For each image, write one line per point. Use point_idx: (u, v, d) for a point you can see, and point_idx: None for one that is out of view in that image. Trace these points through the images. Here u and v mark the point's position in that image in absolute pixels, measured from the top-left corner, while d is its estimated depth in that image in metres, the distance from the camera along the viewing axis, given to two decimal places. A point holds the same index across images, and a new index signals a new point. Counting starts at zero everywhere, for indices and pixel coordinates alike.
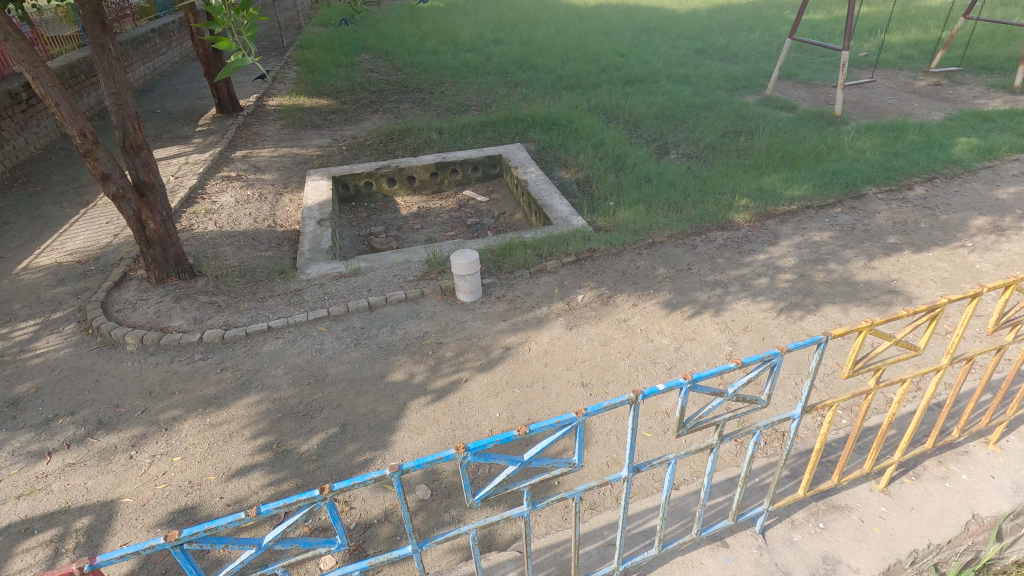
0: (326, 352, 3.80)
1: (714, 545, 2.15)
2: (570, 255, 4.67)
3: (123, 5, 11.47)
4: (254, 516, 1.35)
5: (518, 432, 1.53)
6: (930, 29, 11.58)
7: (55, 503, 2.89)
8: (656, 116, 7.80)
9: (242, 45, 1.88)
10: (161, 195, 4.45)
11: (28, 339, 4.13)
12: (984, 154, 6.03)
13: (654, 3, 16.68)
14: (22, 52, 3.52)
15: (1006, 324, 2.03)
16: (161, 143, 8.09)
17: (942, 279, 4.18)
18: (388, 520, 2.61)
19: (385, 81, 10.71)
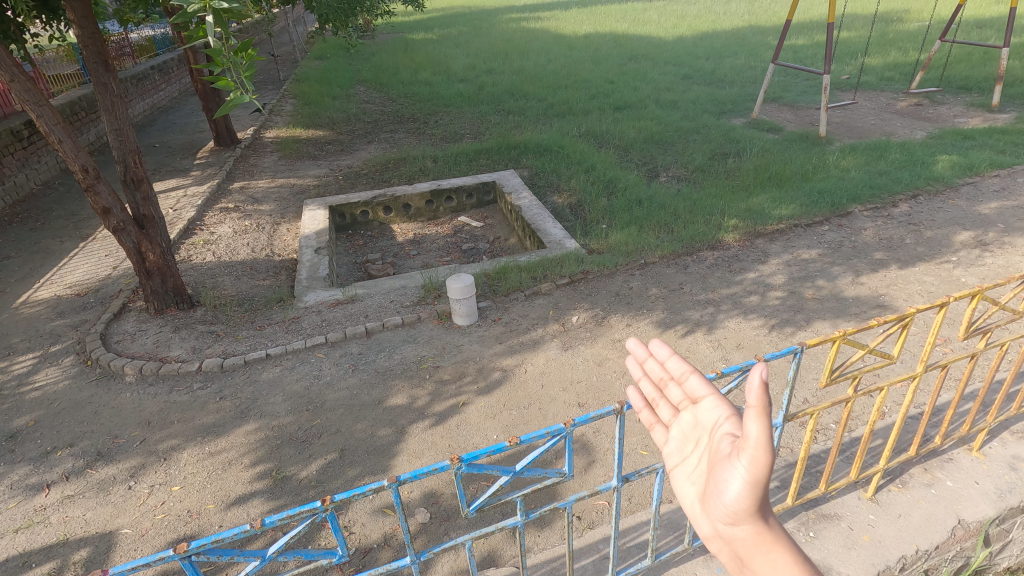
0: (324, 378, 3.85)
1: (707, 556, 2.21)
2: (564, 277, 4.77)
3: (122, 44, 11.78)
4: (259, 528, 1.40)
5: (509, 443, 1.59)
6: (909, 52, 11.96)
7: (54, 535, 2.90)
8: (646, 140, 8.00)
9: (240, 83, 1.96)
10: (161, 228, 4.54)
11: (27, 373, 4.16)
12: (965, 171, 6.19)
13: (641, 31, 17.15)
14: (28, 92, 3.62)
15: (976, 331, 2.10)
16: (160, 177, 8.24)
17: (930, 293, 4.27)
18: (388, 544, 2.63)
19: (380, 112, 10.96)
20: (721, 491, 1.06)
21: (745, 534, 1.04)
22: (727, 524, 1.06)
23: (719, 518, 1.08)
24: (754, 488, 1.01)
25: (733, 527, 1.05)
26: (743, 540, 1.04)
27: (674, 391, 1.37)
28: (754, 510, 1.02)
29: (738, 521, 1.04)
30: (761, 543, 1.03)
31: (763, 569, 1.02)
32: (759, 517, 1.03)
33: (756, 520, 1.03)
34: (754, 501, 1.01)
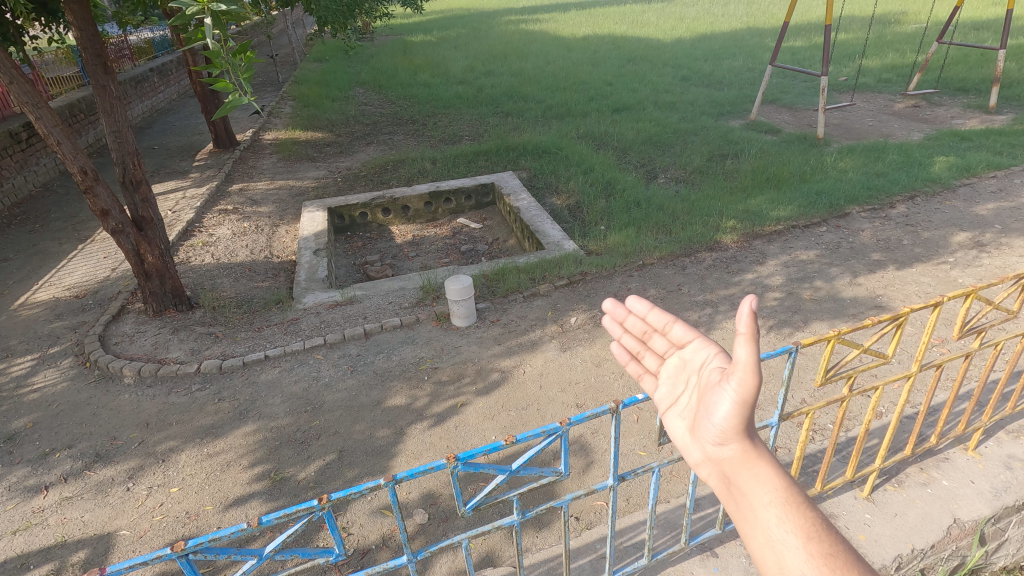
0: (323, 380, 3.85)
1: (704, 556, 2.22)
2: (562, 278, 4.78)
3: (122, 46, 11.80)
4: (256, 526, 1.41)
5: (505, 442, 1.59)
6: (906, 54, 12.00)
7: (52, 537, 2.90)
8: (644, 142, 8.02)
9: (239, 86, 1.97)
10: (160, 229, 4.55)
11: (26, 374, 4.16)
12: (962, 172, 6.21)
13: (639, 33, 17.19)
14: (27, 95, 3.63)
15: (969, 331, 2.10)
16: (158, 179, 8.25)
17: (927, 293, 4.29)
18: (386, 545, 2.63)
19: (379, 114, 10.98)
20: (711, 414, 1.16)
21: (733, 455, 1.12)
22: (716, 447, 1.15)
23: (709, 442, 1.17)
24: (740, 408, 1.11)
25: (722, 450, 1.14)
26: (731, 460, 1.13)
27: (658, 341, 1.51)
28: (741, 430, 1.12)
29: (728, 442, 1.13)
30: (746, 460, 1.11)
31: (750, 487, 1.09)
32: (747, 438, 1.13)
33: (742, 440, 1.12)
34: (740, 421, 1.12)
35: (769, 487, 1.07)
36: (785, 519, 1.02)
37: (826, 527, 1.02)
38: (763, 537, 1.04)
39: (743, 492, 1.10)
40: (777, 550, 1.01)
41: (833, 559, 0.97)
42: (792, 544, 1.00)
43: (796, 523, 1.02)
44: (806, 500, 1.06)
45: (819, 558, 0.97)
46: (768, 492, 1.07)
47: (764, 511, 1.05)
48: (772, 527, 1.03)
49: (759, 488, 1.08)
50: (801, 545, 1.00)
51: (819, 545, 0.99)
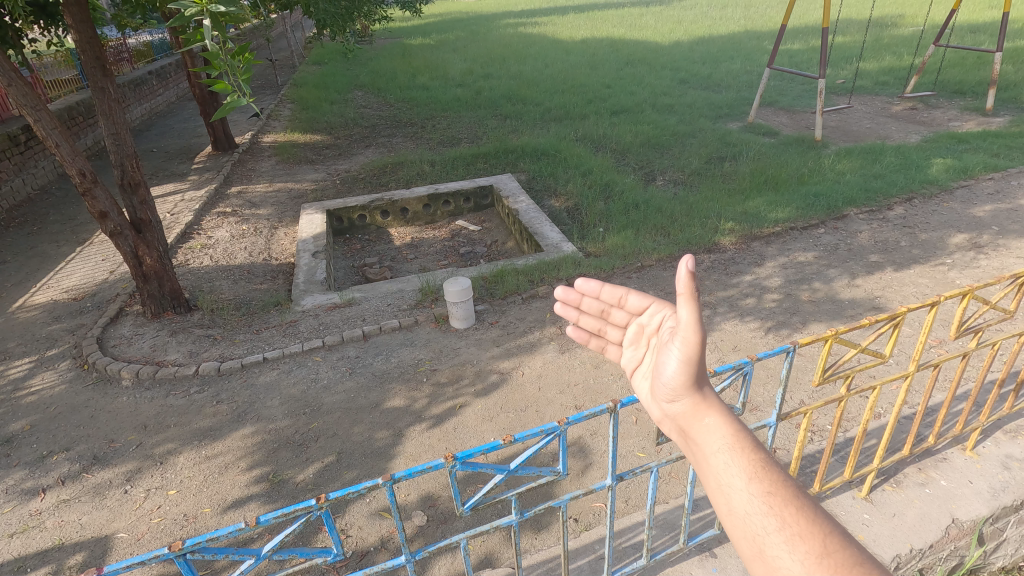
0: (321, 382, 3.85)
1: (702, 556, 2.21)
2: (561, 280, 4.79)
3: (121, 50, 11.82)
4: (254, 526, 1.40)
5: (503, 441, 1.59)
6: (903, 57, 12.05)
7: (49, 540, 2.89)
8: (643, 144, 8.04)
9: (237, 87, 1.97)
10: (158, 232, 4.56)
11: (23, 377, 4.15)
12: (959, 174, 6.23)
13: (637, 36, 17.24)
14: (25, 97, 3.63)
15: (967, 331, 2.10)
16: (157, 182, 8.25)
17: (925, 295, 4.30)
18: (385, 547, 2.62)
19: (378, 117, 11.00)
20: (662, 371, 1.19)
21: (685, 409, 1.14)
22: (670, 403, 1.17)
23: (663, 399, 1.19)
24: (689, 363, 1.13)
25: (675, 406, 1.16)
26: (683, 413, 1.14)
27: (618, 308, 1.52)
28: (689, 382, 1.14)
29: (680, 397, 1.15)
30: (697, 413, 1.13)
31: (701, 437, 1.10)
32: (698, 390, 1.14)
33: (693, 393, 1.14)
34: (689, 373, 1.14)
35: (719, 435, 1.08)
36: (733, 463, 1.03)
37: (772, 467, 1.02)
38: (714, 483, 1.04)
39: (697, 443, 1.11)
40: (724, 492, 1.02)
41: (776, 496, 0.98)
42: (737, 485, 1.00)
43: (742, 465, 1.02)
44: (756, 444, 1.06)
45: (762, 495, 0.98)
46: (719, 440, 1.07)
47: (715, 459, 1.05)
48: (720, 472, 1.04)
49: (710, 437, 1.09)
50: (747, 486, 1.00)
51: (762, 484, 0.99)
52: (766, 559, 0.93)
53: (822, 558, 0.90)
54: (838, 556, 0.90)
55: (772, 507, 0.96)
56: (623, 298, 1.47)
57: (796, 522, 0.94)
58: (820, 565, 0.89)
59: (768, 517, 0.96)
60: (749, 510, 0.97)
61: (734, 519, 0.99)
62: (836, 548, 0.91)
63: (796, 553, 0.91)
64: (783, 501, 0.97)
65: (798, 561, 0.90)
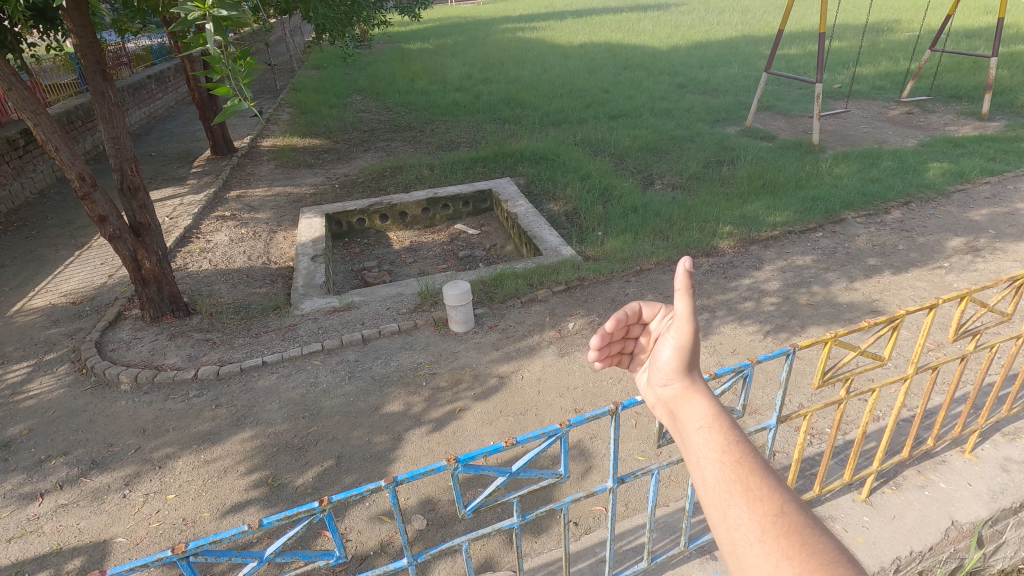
0: (320, 386, 3.84)
1: (703, 559, 2.22)
2: (559, 284, 4.79)
3: (120, 54, 11.83)
4: (256, 528, 1.40)
5: (505, 444, 1.59)
6: (899, 62, 12.13)
7: (47, 545, 2.88)
8: (641, 148, 8.07)
9: (239, 91, 1.98)
10: (158, 236, 4.56)
11: (21, 381, 4.14)
12: (956, 178, 6.26)
13: (635, 41, 17.32)
14: (25, 102, 3.63)
15: (965, 334, 2.11)
16: (156, 185, 8.25)
17: (922, 298, 4.32)
18: (385, 551, 2.62)
19: (377, 121, 11.02)
20: (659, 356, 1.19)
21: (674, 390, 1.15)
22: (663, 386, 1.17)
23: (656, 383, 1.19)
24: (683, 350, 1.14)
25: (665, 387, 1.17)
26: (672, 394, 1.15)
27: None
28: (682, 365, 1.15)
29: (672, 379, 1.16)
30: (686, 395, 1.12)
31: (684, 414, 1.10)
32: (690, 375, 1.15)
33: (683, 376, 1.15)
34: (683, 357, 1.14)
35: (700, 412, 1.08)
36: (709, 436, 1.03)
37: (745, 444, 1.01)
38: (691, 457, 1.04)
39: (679, 420, 1.11)
40: (695, 461, 1.01)
41: (745, 466, 0.97)
42: (709, 456, 1.00)
43: (717, 439, 1.02)
44: (734, 424, 1.05)
45: (731, 464, 0.97)
46: (699, 417, 1.07)
47: (693, 433, 1.05)
48: (695, 444, 1.04)
49: (692, 413, 1.09)
50: (718, 458, 0.99)
51: (734, 454, 0.99)
52: (725, 521, 0.92)
53: (777, 521, 0.89)
54: (792, 522, 0.90)
55: (739, 476, 0.96)
56: (638, 310, 1.40)
57: (759, 490, 0.93)
58: (774, 526, 0.89)
59: (732, 481, 0.95)
60: (717, 477, 0.97)
61: (702, 486, 0.99)
62: (793, 513, 0.91)
63: (754, 515, 0.90)
64: (750, 470, 0.96)
65: (756, 527, 0.89)
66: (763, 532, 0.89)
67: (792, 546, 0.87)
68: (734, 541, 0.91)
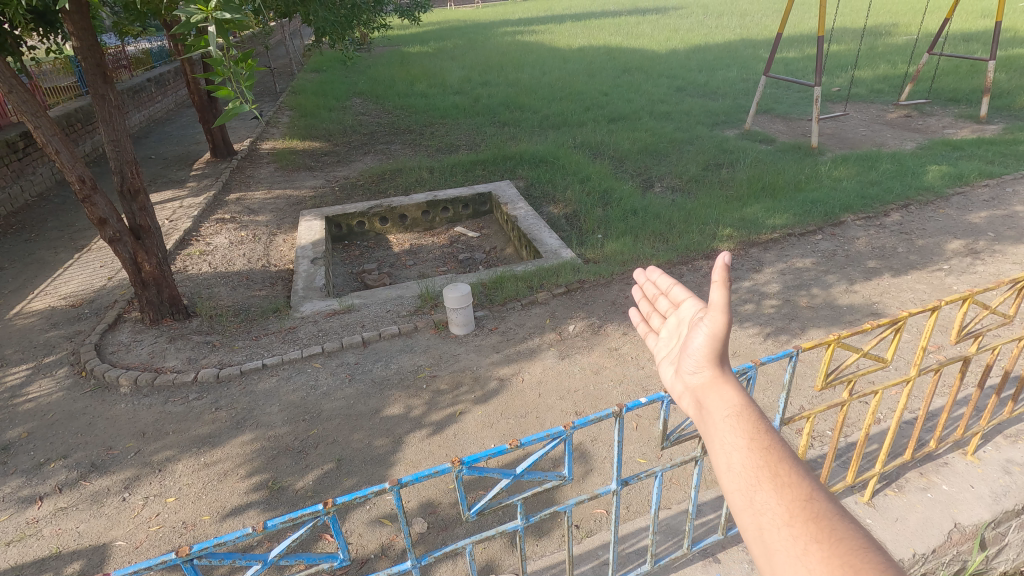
0: (320, 389, 3.84)
1: (706, 561, 2.21)
2: (559, 287, 4.80)
3: (120, 57, 11.83)
4: (261, 531, 1.40)
5: (510, 445, 1.59)
6: (897, 65, 12.17)
7: (46, 548, 2.87)
8: (640, 151, 8.08)
9: (240, 94, 1.98)
10: (158, 238, 4.55)
11: (20, 384, 4.13)
12: (955, 181, 6.27)
13: (634, 44, 17.37)
14: (25, 104, 3.63)
15: (967, 336, 2.11)
16: (155, 188, 8.26)
17: (922, 301, 4.32)
18: (386, 554, 2.62)
19: (376, 124, 11.03)
20: (689, 345, 1.21)
21: (701, 379, 1.16)
22: (690, 374, 1.19)
23: (684, 371, 1.21)
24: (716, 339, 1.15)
25: (692, 376, 1.18)
26: (699, 383, 1.16)
27: (663, 302, 1.53)
28: (712, 355, 1.16)
29: (701, 368, 1.17)
30: (714, 384, 1.14)
31: (712, 403, 1.11)
32: (719, 366, 1.16)
33: (712, 366, 1.16)
34: (713, 346, 1.16)
35: (728, 401, 1.10)
36: (736, 426, 1.04)
37: (773, 433, 1.03)
38: (717, 444, 1.05)
39: (706, 409, 1.12)
40: (722, 448, 1.03)
41: (773, 454, 0.99)
42: (737, 443, 1.01)
43: (744, 427, 1.04)
44: (762, 415, 1.07)
45: (759, 452, 0.99)
46: (727, 405, 1.08)
47: (720, 422, 1.07)
48: (722, 432, 1.05)
49: (719, 403, 1.10)
50: (745, 445, 1.00)
51: (762, 443, 1.00)
52: (753, 506, 0.94)
53: (806, 508, 0.91)
54: (820, 509, 0.91)
55: (767, 463, 0.97)
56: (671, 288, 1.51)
57: (787, 476, 0.95)
58: (803, 512, 0.90)
59: (761, 469, 0.96)
60: (744, 464, 0.98)
61: (728, 473, 1.00)
62: (820, 501, 0.92)
63: (783, 501, 0.92)
64: (778, 458, 0.98)
65: (782, 509, 0.91)
66: (791, 516, 0.90)
67: (820, 531, 0.88)
68: (761, 526, 0.92)
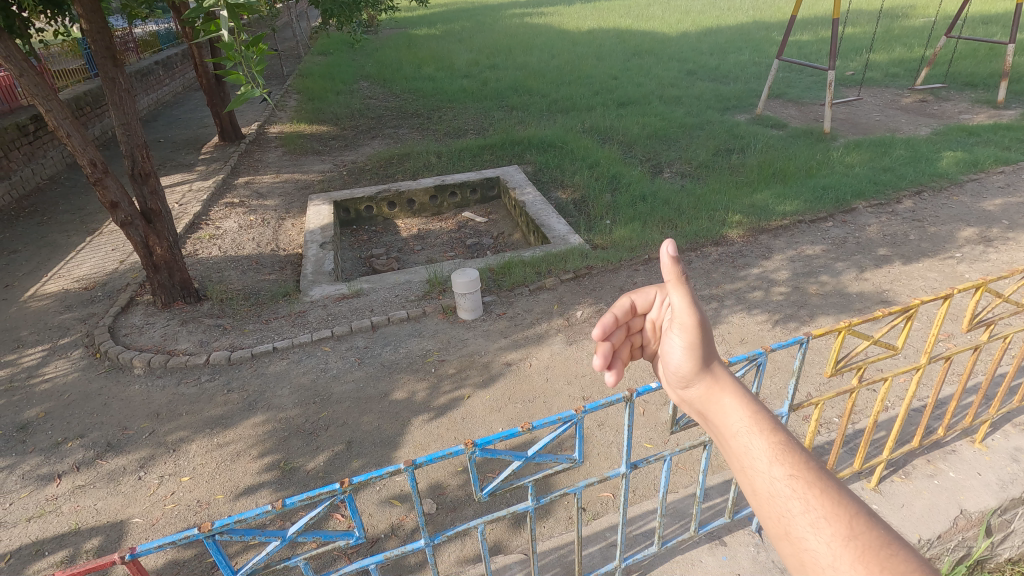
0: (331, 372, 3.89)
1: (713, 544, 2.24)
2: (568, 272, 4.79)
3: (128, 40, 11.81)
4: (280, 508, 1.43)
5: (522, 428, 1.60)
6: (914, 48, 11.93)
7: (66, 524, 2.95)
8: (650, 136, 8.00)
9: (251, 78, 1.97)
10: (168, 222, 4.59)
11: (37, 365, 4.21)
12: (970, 168, 6.19)
13: (643, 27, 17.09)
14: (36, 87, 3.65)
15: (979, 324, 2.08)
16: (165, 172, 8.29)
17: (934, 289, 4.29)
18: (395, 534, 2.67)
19: (384, 108, 10.98)
20: (670, 357, 1.19)
21: (700, 392, 1.15)
22: (685, 388, 1.18)
23: (679, 384, 1.20)
24: (692, 348, 1.16)
25: (691, 389, 1.17)
26: (700, 397, 1.15)
27: None
28: (699, 366, 1.15)
29: (693, 379, 1.16)
30: (711, 394, 1.13)
31: (720, 419, 1.09)
32: (709, 372, 1.15)
33: (706, 375, 1.14)
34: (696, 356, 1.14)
35: (738, 414, 1.07)
36: (752, 444, 1.02)
37: (796, 451, 1.00)
38: (737, 466, 1.04)
39: (716, 423, 1.10)
40: (745, 472, 1.01)
41: (800, 478, 0.96)
42: (758, 465, 0.99)
43: (762, 446, 1.01)
44: (780, 428, 1.03)
45: (784, 477, 0.96)
46: (736, 420, 1.06)
47: (734, 439, 1.05)
48: (739, 453, 1.03)
49: (729, 417, 1.08)
50: (769, 467, 0.98)
51: (786, 466, 0.97)
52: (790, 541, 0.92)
53: (852, 545, 0.87)
54: (867, 541, 0.87)
55: (796, 490, 0.94)
56: (631, 304, 1.34)
57: (821, 505, 0.92)
58: (848, 550, 0.86)
59: (792, 499, 0.94)
60: (770, 490, 0.96)
61: (756, 500, 0.98)
62: (864, 532, 0.88)
63: (823, 538, 0.89)
64: (808, 484, 0.94)
65: (826, 545, 0.88)
66: (838, 556, 0.87)
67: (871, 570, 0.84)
68: (803, 562, 0.90)
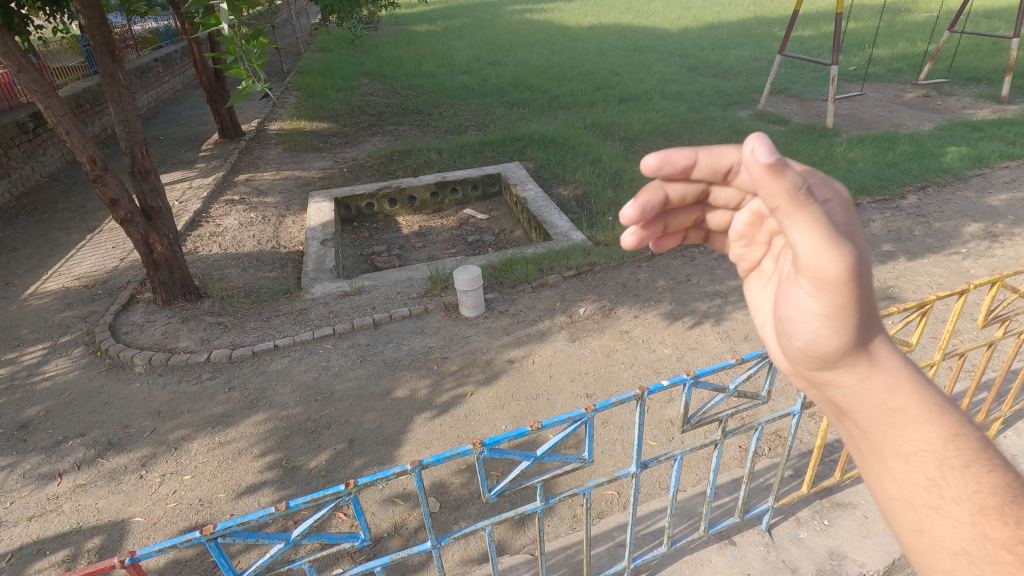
0: (332, 369, 3.86)
1: (722, 544, 2.22)
2: (570, 269, 4.76)
3: (127, 37, 11.76)
4: (284, 511, 1.40)
5: (530, 428, 1.57)
6: (917, 43, 11.86)
7: (67, 523, 2.92)
8: (652, 132, 7.96)
9: (252, 73, 1.94)
10: (168, 219, 4.56)
11: (37, 363, 4.18)
12: (974, 163, 6.14)
13: (644, 22, 17.01)
14: (35, 84, 3.62)
15: (994, 320, 2.05)
16: (165, 169, 8.25)
17: (940, 285, 4.25)
18: (398, 533, 2.64)
19: (384, 104, 10.93)
20: (797, 330, 0.95)
21: (851, 389, 0.92)
22: (823, 372, 0.95)
23: (816, 371, 0.97)
24: (833, 317, 0.89)
25: (836, 383, 0.94)
26: (850, 396, 0.92)
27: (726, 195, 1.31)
28: (848, 352, 0.90)
29: (837, 367, 0.92)
30: (866, 392, 0.90)
31: (884, 435, 0.89)
32: (863, 360, 0.91)
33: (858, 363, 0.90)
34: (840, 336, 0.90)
35: (912, 436, 0.86)
36: (941, 483, 0.83)
37: (1001, 495, 0.80)
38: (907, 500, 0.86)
39: (874, 437, 0.90)
40: (923, 513, 0.84)
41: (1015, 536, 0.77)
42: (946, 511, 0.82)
43: (952, 485, 0.82)
44: (975, 461, 0.83)
45: (987, 533, 0.78)
46: (910, 441, 0.86)
47: (908, 468, 0.86)
48: (915, 489, 0.85)
49: (900, 438, 0.87)
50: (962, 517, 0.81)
51: (995, 523, 0.78)
52: None
53: None
54: None
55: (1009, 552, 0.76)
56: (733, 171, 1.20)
57: None
58: None
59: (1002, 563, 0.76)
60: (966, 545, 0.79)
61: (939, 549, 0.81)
62: None
63: None
64: None
65: None
66: None
67: None
68: None
